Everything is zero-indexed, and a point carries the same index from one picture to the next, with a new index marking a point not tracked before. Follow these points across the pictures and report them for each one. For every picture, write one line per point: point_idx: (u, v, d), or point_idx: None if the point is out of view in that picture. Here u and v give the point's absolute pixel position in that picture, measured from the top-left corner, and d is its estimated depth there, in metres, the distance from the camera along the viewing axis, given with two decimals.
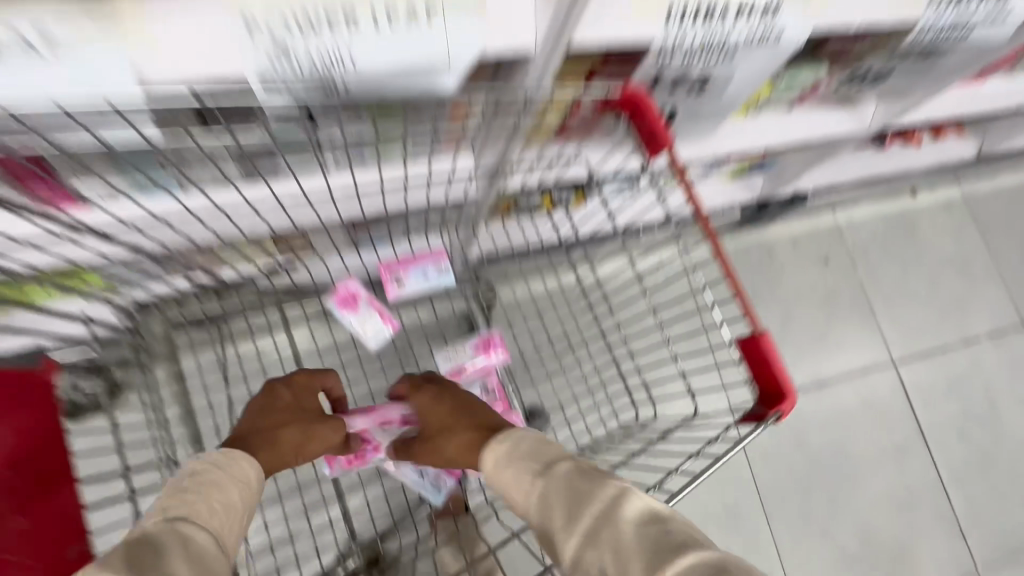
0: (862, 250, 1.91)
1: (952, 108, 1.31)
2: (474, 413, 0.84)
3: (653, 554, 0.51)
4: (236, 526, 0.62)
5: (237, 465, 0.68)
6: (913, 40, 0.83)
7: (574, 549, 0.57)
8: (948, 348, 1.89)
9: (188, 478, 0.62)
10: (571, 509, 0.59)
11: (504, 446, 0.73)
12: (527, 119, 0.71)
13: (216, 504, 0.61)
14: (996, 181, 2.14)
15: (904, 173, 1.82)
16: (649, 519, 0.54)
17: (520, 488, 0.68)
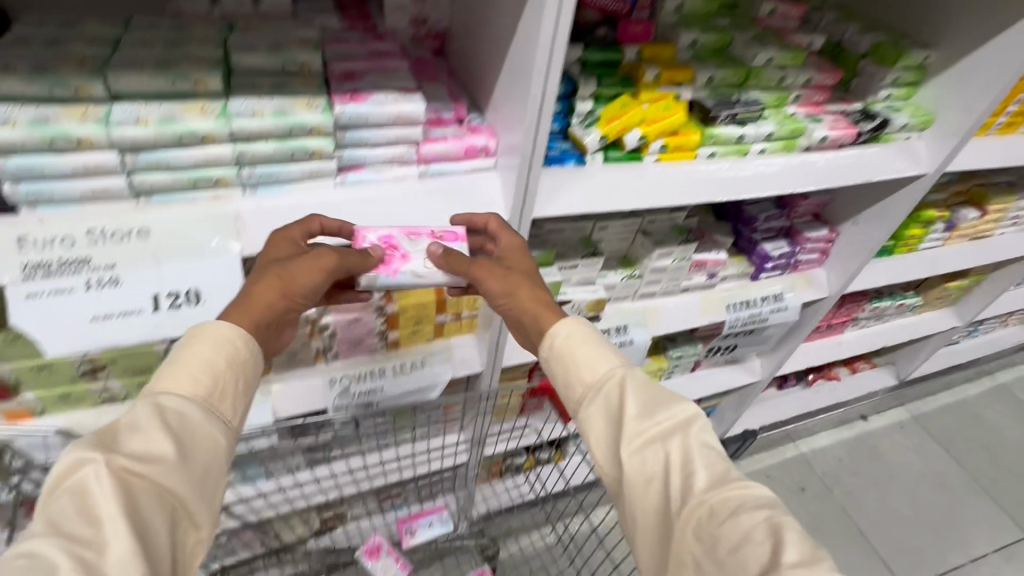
0: (834, 475, 2.10)
1: (825, 354, 1.75)
2: (547, 292, 0.71)
3: (722, 477, 0.53)
4: (237, 395, 0.57)
5: (228, 337, 0.58)
6: (731, 330, 1.32)
7: (640, 444, 0.57)
8: (957, 567, 1.90)
9: (177, 356, 0.56)
10: (648, 407, 0.59)
11: (572, 330, 0.66)
12: (489, 403, 1.12)
13: (192, 381, 0.54)
14: (935, 399, 2.45)
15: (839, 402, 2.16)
16: (716, 453, 0.56)
17: (582, 370, 0.63)
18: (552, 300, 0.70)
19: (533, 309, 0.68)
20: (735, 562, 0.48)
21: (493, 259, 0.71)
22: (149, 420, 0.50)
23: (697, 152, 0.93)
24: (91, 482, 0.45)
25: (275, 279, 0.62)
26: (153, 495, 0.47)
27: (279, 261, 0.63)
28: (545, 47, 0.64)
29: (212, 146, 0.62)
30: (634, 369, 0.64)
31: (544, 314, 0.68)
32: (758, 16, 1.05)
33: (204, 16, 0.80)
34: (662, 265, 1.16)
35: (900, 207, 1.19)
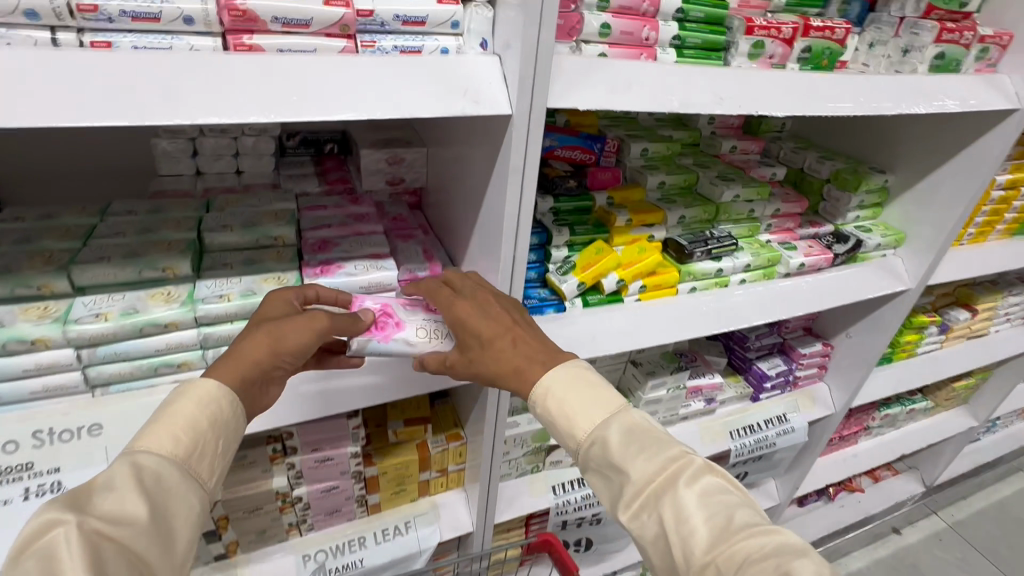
0: None
1: (842, 467, 1.64)
2: (528, 342, 0.62)
3: (724, 527, 0.50)
4: (218, 456, 0.51)
5: (216, 393, 0.51)
6: (739, 458, 1.24)
7: (637, 497, 0.55)
8: None
9: (160, 412, 0.49)
10: (641, 460, 0.56)
11: (553, 386, 0.60)
12: (483, 562, 1.01)
13: (177, 441, 0.48)
14: (968, 504, 2.26)
15: (867, 517, 1.99)
16: (718, 496, 0.53)
17: (569, 429, 0.60)
18: (534, 354, 0.62)
19: (511, 377, 0.61)
20: None
21: (473, 301, 0.64)
22: (126, 480, 0.43)
23: (677, 287, 0.93)
24: (60, 548, 0.38)
25: (248, 349, 0.53)
26: (124, 565, 0.41)
27: (259, 327, 0.55)
28: (512, 221, 0.64)
29: (175, 334, 0.60)
30: (624, 413, 0.60)
31: (523, 378, 0.61)
32: (719, 153, 1.11)
33: (185, 191, 0.83)
34: (657, 396, 1.11)
35: (890, 320, 1.17)
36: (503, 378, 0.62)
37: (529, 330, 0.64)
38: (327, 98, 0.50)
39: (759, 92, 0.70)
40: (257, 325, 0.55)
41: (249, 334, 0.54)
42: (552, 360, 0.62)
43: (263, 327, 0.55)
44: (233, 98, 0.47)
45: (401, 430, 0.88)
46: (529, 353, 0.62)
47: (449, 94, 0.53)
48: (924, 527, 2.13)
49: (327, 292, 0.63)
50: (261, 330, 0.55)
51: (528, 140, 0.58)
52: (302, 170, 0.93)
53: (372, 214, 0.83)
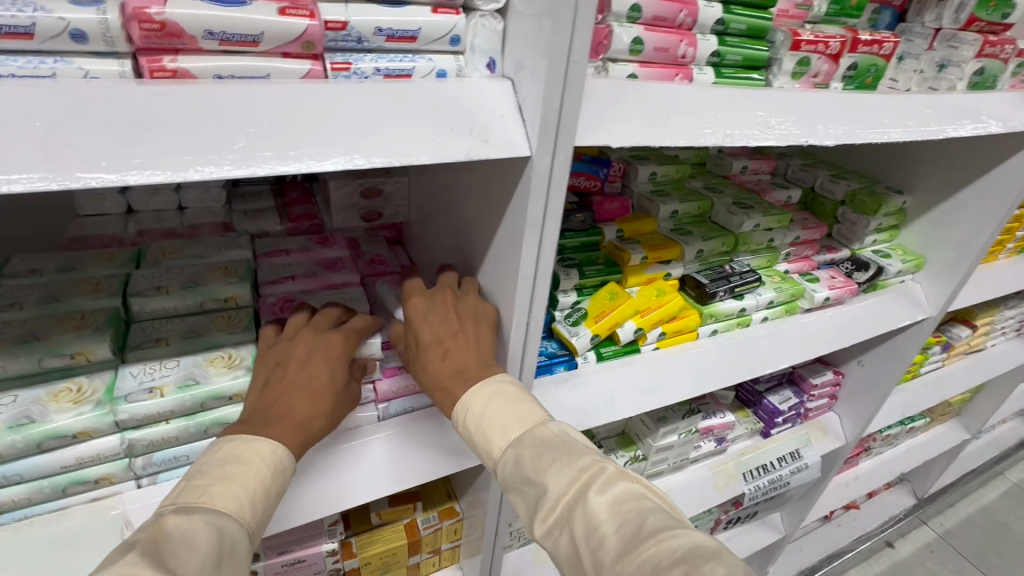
0: None
1: (844, 492, 1.58)
2: (463, 352, 0.52)
3: (636, 534, 0.39)
4: (269, 521, 0.44)
5: (289, 465, 0.45)
6: (752, 500, 1.15)
7: (546, 516, 0.44)
8: None
9: (232, 464, 0.42)
10: (553, 472, 0.44)
11: (465, 399, 0.50)
12: None
13: (250, 509, 0.42)
14: (956, 514, 2.24)
15: (861, 534, 1.95)
16: (632, 502, 0.42)
17: (481, 445, 0.49)
18: (468, 368, 0.51)
19: (438, 391, 0.52)
20: None
21: (429, 299, 0.55)
22: (211, 545, 0.37)
23: (698, 331, 0.82)
24: None
25: (314, 432, 0.48)
26: None
27: (333, 411, 0.49)
28: (527, 282, 0.52)
29: (87, 444, 0.46)
30: (543, 424, 0.48)
31: (446, 393, 0.51)
32: (729, 173, 1.01)
33: (113, 235, 0.68)
34: (668, 443, 1.00)
35: (909, 350, 1.09)
36: (429, 391, 0.53)
37: (475, 342, 0.53)
38: (289, 139, 0.36)
39: (808, 117, 0.59)
40: (331, 403, 0.49)
41: (322, 416, 0.48)
42: (484, 379, 0.51)
43: (335, 412, 0.50)
44: (153, 146, 0.33)
45: (386, 512, 0.76)
46: (466, 367, 0.51)
47: (451, 130, 0.41)
48: (916, 539, 2.10)
49: (362, 322, 0.55)
50: (330, 416, 0.49)
51: (548, 184, 0.46)
52: (259, 203, 0.78)
53: (346, 259, 0.69)
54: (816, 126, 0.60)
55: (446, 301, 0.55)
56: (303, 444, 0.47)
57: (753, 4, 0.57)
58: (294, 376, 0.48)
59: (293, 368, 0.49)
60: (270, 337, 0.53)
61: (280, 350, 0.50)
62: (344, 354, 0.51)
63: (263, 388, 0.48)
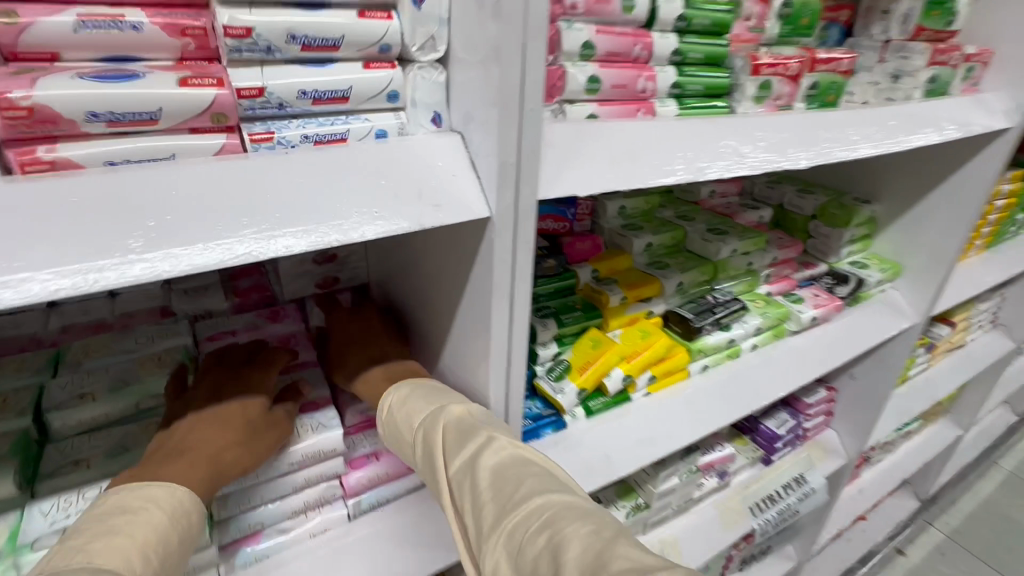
0: None
1: (853, 508, 1.54)
2: (383, 347, 0.58)
3: (509, 499, 0.38)
4: (172, 570, 0.38)
5: (191, 509, 0.41)
6: (764, 534, 1.09)
7: (444, 486, 0.43)
8: None
9: (117, 517, 0.37)
10: (500, 497, 0.39)
11: (423, 424, 0.47)
12: None
13: (144, 559, 0.36)
14: (960, 511, 2.23)
15: (873, 546, 1.91)
16: (580, 521, 0.35)
17: (429, 475, 0.44)
18: (382, 358, 0.56)
19: (361, 380, 0.55)
20: None
21: (349, 308, 0.64)
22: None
23: (687, 369, 0.78)
24: None
25: (227, 461, 0.44)
26: None
27: (251, 441, 0.45)
28: (502, 352, 0.47)
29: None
30: (454, 401, 0.48)
31: (368, 383, 0.54)
32: (698, 200, 0.99)
33: (32, 335, 0.61)
34: (670, 487, 0.94)
35: (899, 357, 1.07)
36: (382, 427, 0.52)
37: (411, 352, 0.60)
38: (203, 229, 0.30)
39: (779, 140, 0.57)
40: (246, 432, 0.45)
41: (238, 444, 0.45)
42: (401, 366, 0.55)
43: (255, 440, 0.46)
44: (31, 259, 0.27)
45: None
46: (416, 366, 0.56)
47: (396, 196, 0.36)
48: (925, 543, 2.07)
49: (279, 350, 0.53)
50: (250, 446, 0.45)
51: (514, 245, 0.41)
52: (201, 279, 0.71)
53: (300, 335, 0.63)
54: (788, 150, 0.57)
55: (369, 316, 0.62)
56: (209, 481, 0.42)
57: (707, 32, 0.55)
58: (201, 411, 0.46)
59: (200, 406, 0.46)
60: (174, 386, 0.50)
61: (186, 395, 0.48)
62: (254, 379, 0.49)
63: (166, 429, 0.45)
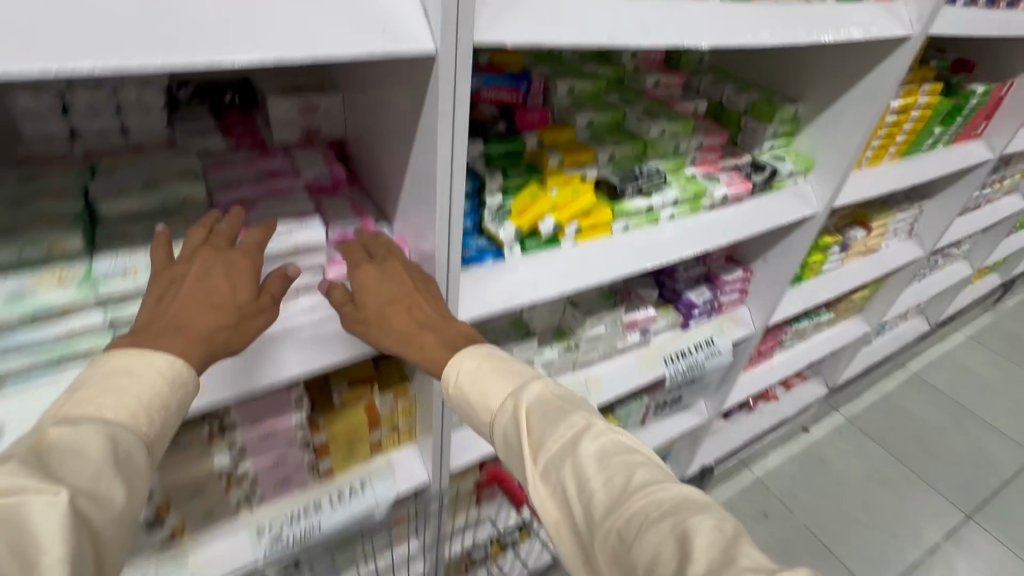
0: (791, 494, 2.15)
1: (763, 380, 1.82)
2: (423, 307, 0.69)
3: (622, 487, 0.52)
4: (167, 426, 0.51)
5: (187, 378, 0.52)
6: (674, 383, 1.32)
7: (546, 462, 0.57)
8: (915, 563, 1.98)
9: (125, 377, 0.49)
10: (615, 484, 0.52)
11: (516, 401, 0.62)
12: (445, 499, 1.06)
13: (148, 420, 0.48)
14: (861, 400, 2.62)
15: (781, 420, 2.26)
16: (699, 512, 0.48)
17: (531, 448, 0.59)
18: (424, 321, 0.68)
19: (407, 336, 0.68)
20: None
21: (373, 260, 0.71)
22: (101, 452, 0.43)
23: (611, 227, 0.95)
24: (33, 518, 0.37)
25: (219, 342, 0.55)
26: (87, 534, 0.40)
27: (238, 328, 0.57)
28: (446, 170, 0.63)
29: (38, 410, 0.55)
30: (536, 383, 0.64)
31: (416, 343, 0.68)
32: (643, 89, 1.11)
33: (63, 157, 0.73)
34: (596, 333, 1.16)
35: (802, 243, 1.26)
36: (456, 399, 0.67)
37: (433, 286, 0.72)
38: (230, 38, 0.44)
39: (686, 23, 0.69)
40: (234, 318, 0.56)
41: (226, 329, 0.56)
42: (448, 330, 0.69)
43: (240, 326, 0.57)
44: (117, 43, 0.40)
45: (345, 393, 0.84)
46: (426, 313, 0.70)
47: (368, 30, 0.50)
48: (827, 423, 2.46)
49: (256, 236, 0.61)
50: (235, 330, 0.57)
51: (454, 79, 0.56)
52: (200, 123, 0.83)
53: (289, 170, 0.77)
54: (694, 31, 0.70)
55: (394, 268, 0.71)
56: (202, 357, 0.54)
57: None
58: (194, 292, 0.55)
59: (189, 289, 0.55)
60: (165, 259, 0.59)
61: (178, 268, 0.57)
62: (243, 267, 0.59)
63: (160, 300, 0.55)
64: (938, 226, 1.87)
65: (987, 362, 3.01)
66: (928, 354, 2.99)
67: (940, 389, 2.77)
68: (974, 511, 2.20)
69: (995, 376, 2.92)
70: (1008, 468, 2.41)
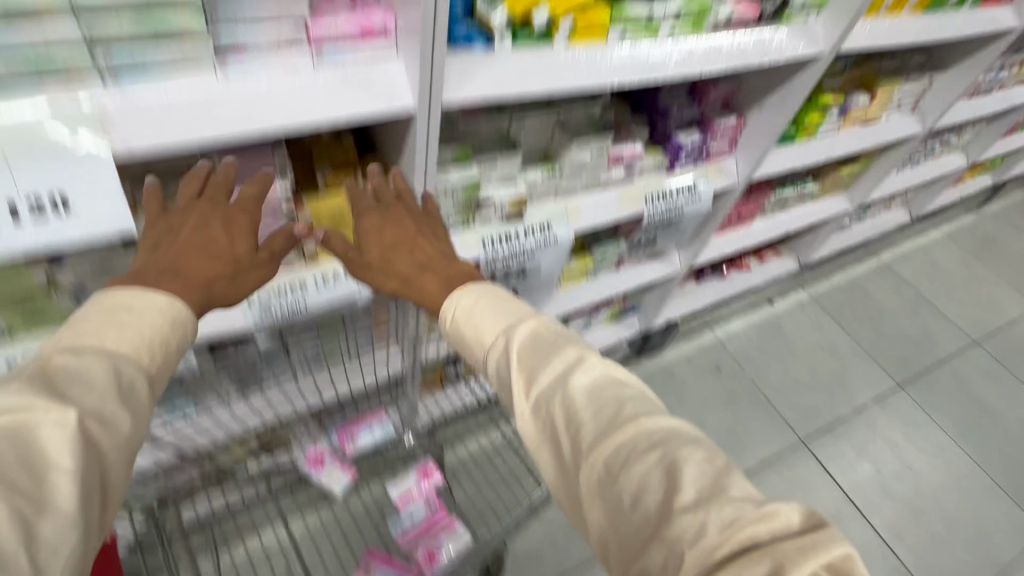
0: (744, 354, 2.36)
1: (738, 243, 1.89)
2: (423, 250, 0.83)
3: (611, 420, 0.58)
4: (164, 357, 0.58)
5: (182, 315, 0.61)
6: (650, 222, 1.36)
7: (539, 393, 0.63)
8: (843, 418, 2.23)
9: (124, 313, 0.57)
10: (607, 417, 0.59)
11: (510, 336, 0.68)
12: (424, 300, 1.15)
13: (150, 354, 0.57)
14: (828, 281, 2.76)
15: (749, 290, 2.40)
16: (688, 446, 0.55)
17: (524, 380, 0.64)
18: (424, 265, 0.81)
19: (409, 277, 0.81)
20: (639, 507, 0.53)
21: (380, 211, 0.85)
22: (107, 380, 0.51)
23: (608, 33, 0.91)
24: (45, 437, 0.45)
25: (219, 288, 0.68)
26: (94, 454, 0.48)
27: (235, 276, 0.71)
28: None
29: (105, 170, 0.65)
30: (529, 322, 0.69)
31: (417, 284, 0.80)
32: None
33: None
34: (582, 160, 1.17)
35: (800, 90, 1.23)
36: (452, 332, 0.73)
37: (432, 234, 0.85)
38: None
39: None
40: (232, 268, 0.70)
41: (224, 276, 0.69)
42: (447, 272, 0.80)
43: (238, 274, 0.71)
44: None
45: (330, 176, 0.95)
46: (426, 258, 0.82)
47: None
48: (790, 299, 2.63)
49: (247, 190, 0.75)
50: (233, 277, 0.70)
51: None
52: None
53: None
54: None
55: (397, 215, 0.84)
56: (203, 295, 0.66)
57: None
58: (197, 241, 0.68)
59: (190, 237, 0.69)
60: (160, 210, 0.71)
61: (179, 219, 0.70)
62: (240, 221, 0.73)
63: (169, 245, 0.67)
64: (942, 102, 1.83)
65: (955, 258, 3.12)
66: (901, 246, 3.10)
67: (904, 278, 2.92)
68: (906, 382, 2.43)
69: (960, 271, 3.05)
70: (947, 351, 2.62)
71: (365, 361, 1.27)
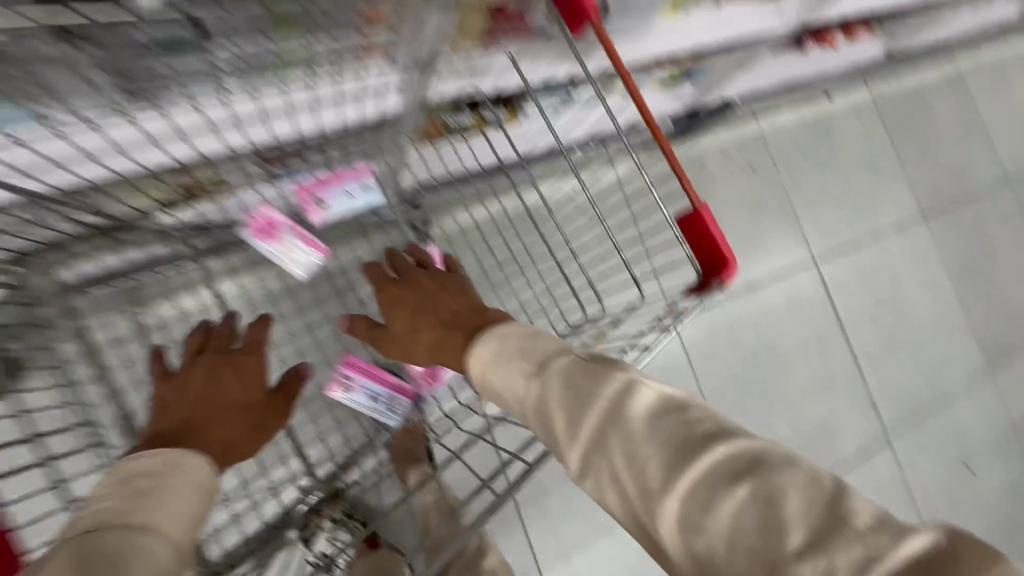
0: (784, 156, 1.99)
1: None
2: (440, 308, 0.82)
3: (680, 452, 0.51)
4: (193, 529, 0.53)
5: (204, 484, 0.58)
6: None
7: (589, 431, 0.57)
8: (861, 243, 2.04)
9: (144, 479, 0.54)
10: (677, 449, 0.52)
11: (544, 376, 0.63)
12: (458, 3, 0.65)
13: (179, 526, 0.52)
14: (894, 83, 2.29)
15: (819, 76, 1.92)
16: (786, 469, 0.48)
17: (573, 420, 0.59)
18: (449, 322, 0.79)
19: (442, 346, 0.78)
20: (742, 553, 0.45)
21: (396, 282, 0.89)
22: (140, 556, 0.46)
23: None
24: None
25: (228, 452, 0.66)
26: None
27: (263, 424, 0.74)
28: None
29: None
30: (563, 358, 0.64)
31: (449, 351, 0.77)
32: None
33: None
34: None
35: None
36: (489, 381, 0.69)
37: (448, 291, 0.84)
38: None
39: None
40: (256, 413, 0.73)
41: (237, 429, 0.70)
42: (478, 319, 0.78)
43: (270, 420, 0.75)
44: None
45: None
46: (444, 313, 0.81)
47: None
48: (850, 97, 2.18)
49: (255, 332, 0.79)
50: (260, 426, 0.74)
51: None
52: None
53: None
54: None
55: (413, 284, 0.87)
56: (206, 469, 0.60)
57: None
58: (201, 394, 0.69)
59: (189, 394, 0.69)
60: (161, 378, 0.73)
61: (185, 378, 0.72)
62: (252, 365, 0.76)
63: (170, 409, 0.68)
64: None
65: None
66: (982, 51, 2.58)
67: (972, 94, 2.49)
68: (930, 214, 2.23)
69: None
70: (979, 186, 2.39)
71: (338, 93, 0.82)
